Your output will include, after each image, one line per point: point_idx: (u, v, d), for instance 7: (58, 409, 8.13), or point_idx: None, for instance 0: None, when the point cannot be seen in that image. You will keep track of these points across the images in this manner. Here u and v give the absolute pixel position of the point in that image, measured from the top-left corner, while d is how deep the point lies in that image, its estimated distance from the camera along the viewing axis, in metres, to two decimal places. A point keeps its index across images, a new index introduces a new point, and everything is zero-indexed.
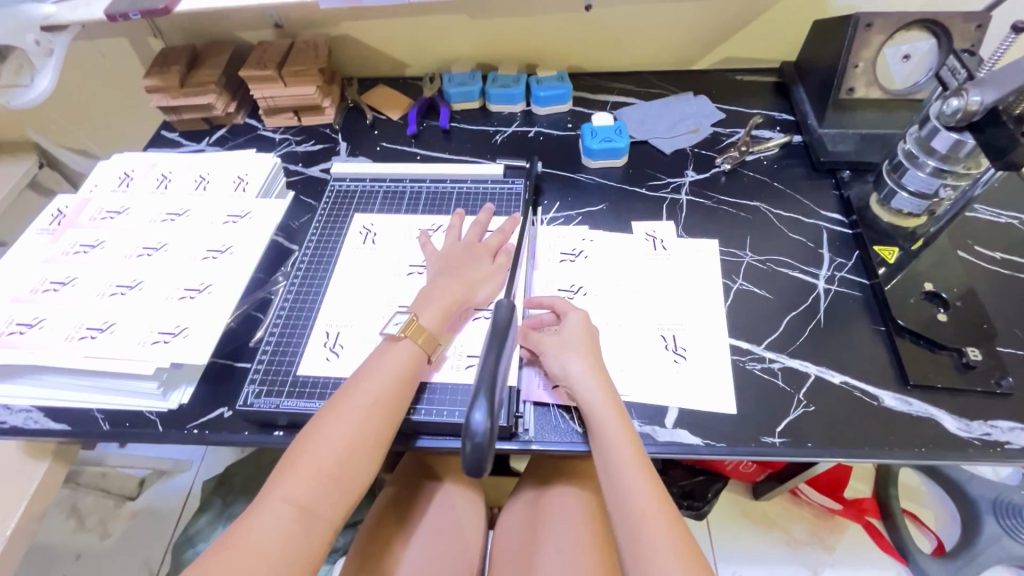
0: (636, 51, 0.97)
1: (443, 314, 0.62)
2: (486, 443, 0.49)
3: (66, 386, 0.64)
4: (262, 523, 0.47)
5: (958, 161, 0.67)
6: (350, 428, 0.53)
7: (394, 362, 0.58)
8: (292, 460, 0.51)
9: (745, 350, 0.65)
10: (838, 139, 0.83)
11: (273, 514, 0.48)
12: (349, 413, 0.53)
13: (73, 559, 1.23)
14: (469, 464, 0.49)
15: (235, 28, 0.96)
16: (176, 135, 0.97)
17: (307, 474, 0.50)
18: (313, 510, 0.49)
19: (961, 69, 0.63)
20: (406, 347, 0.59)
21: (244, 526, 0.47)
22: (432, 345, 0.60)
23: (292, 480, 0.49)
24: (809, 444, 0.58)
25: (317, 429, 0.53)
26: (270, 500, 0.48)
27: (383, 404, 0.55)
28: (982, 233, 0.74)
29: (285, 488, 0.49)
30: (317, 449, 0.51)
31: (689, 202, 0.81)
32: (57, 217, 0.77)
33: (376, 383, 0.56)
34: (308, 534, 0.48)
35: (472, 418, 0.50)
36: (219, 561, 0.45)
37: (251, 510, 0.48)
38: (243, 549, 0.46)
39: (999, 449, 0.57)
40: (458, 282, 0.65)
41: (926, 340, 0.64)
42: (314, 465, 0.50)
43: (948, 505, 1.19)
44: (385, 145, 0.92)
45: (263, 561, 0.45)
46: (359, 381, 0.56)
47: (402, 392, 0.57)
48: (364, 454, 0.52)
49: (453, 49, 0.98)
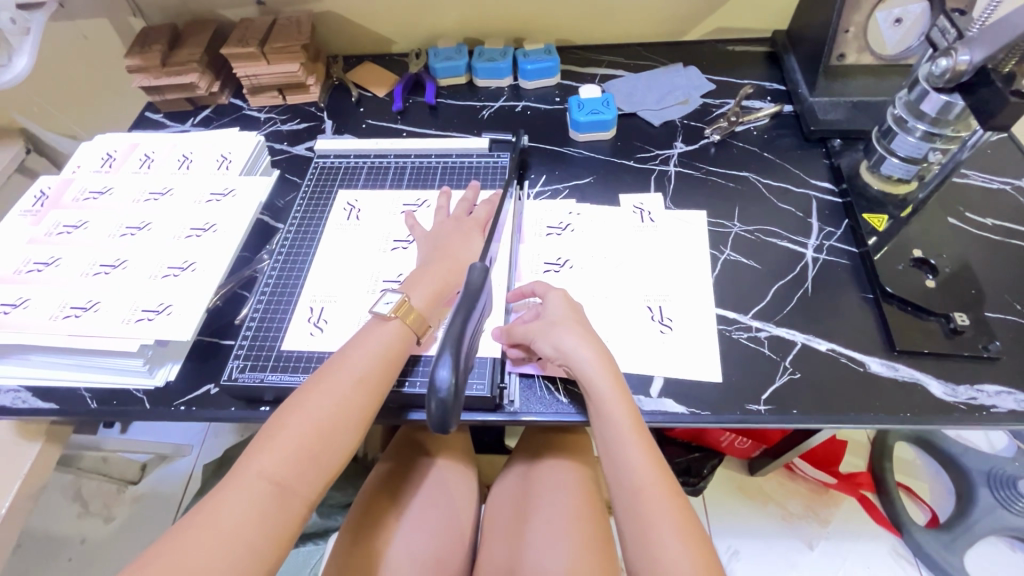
0: (624, 23, 0.95)
1: (434, 294, 0.62)
2: (450, 399, 0.50)
3: (53, 366, 0.64)
4: (237, 498, 0.47)
5: (947, 124, 0.65)
6: (332, 405, 0.53)
7: (380, 342, 0.58)
8: (271, 435, 0.51)
9: (731, 320, 0.65)
10: (828, 108, 0.81)
11: (250, 488, 0.48)
12: (329, 391, 0.53)
13: (77, 543, 1.25)
14: (435, 420, 0.50)
15: (216, 6, 0.94)
16: (160, 117, 0.96)
17: (284, 450, 0.50)
18: (289, 486, 0.49)
19: (951, 29, 0.62)
20: (395, 328, 0.59)
21: (221, 498, 0.47)
22: (421, 325, 0.60)
23: (269, 455, 0.50)
24: (795, 411, 0.58)
25: (298, 403, 0.53)
26: (245, 475, 0.48)
27: (367, 382, 0.55)
28: (974, 200, 0.73)
29: (261, 464, 0.49)
30: (296, 424, 0.51)
31: (678, 173, 0.80)
32: (39, 198, 0.76)
33: (361, 361, 0.56)
34: (283, 509, 0.48)
35: (436, 374, 0.50)
36: (193, 535, 0.45)
37: (227, 483, 0.48)
38: (218, 521, 0.46)
39: (985, 413, 0.57)
40: (449, 258, 0.64)
41: (914, 306, 0.63)
42: (292, 441, 0.50)
43: (943, 478, 1.20)
44: (370, 122, 0.91)
45: (236, 535, 0.45)
46: (344, 359, 0.56)
47: (388, 371, 0.57)
48: (344, 431, 0.53)
49: (438, 23, 0.96)
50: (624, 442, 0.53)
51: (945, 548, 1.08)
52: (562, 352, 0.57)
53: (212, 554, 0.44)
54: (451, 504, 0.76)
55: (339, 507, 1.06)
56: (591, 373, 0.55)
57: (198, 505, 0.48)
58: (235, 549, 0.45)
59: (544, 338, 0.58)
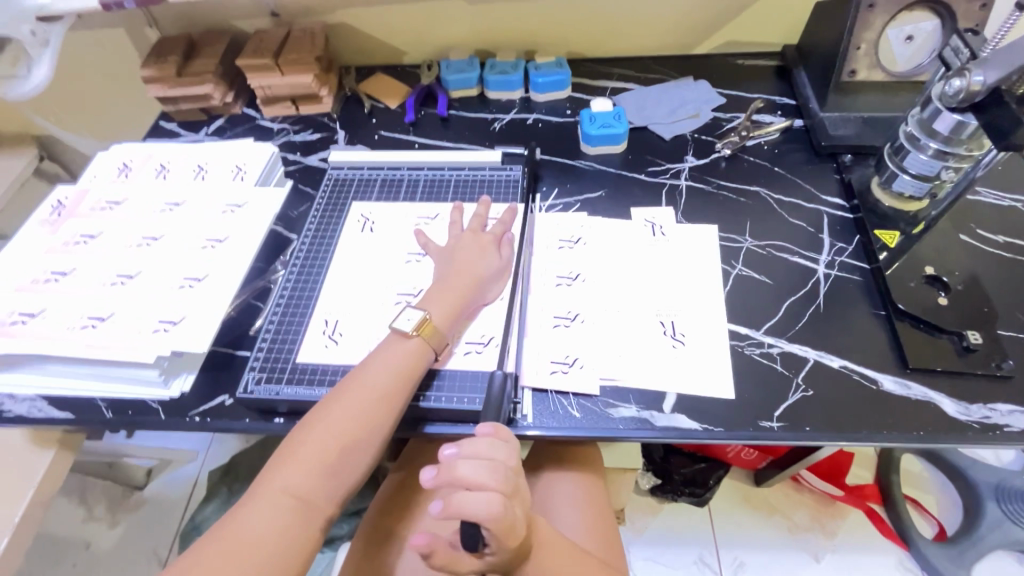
0: (635, 36, 0.96)
1: (452, 311, 0.62)
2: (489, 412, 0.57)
3: (69, 375, 0.65)
4: (260, 512, 0.48)
5: (960, 143, 0.66)
6: (352, 419, 0.53)
7: (400, 359, 0.58)
8: (292, 448, 0.52)
9: (743, 335, 0.65)
10: (839, 123, 0.82)
11: (273, 503, 0.48)
12: (349, 406, 0.54)
13: (83, 548, 1.25)
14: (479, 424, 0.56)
15: (231, 17, 0.95)
16: (174, 126, 0.97)
17: (306, 465, 0.50)
18: (310, 500, 0.49)
19: (964, 49, 0.62)
20: (416, 345, 0.59)
21: (244, 513, 0.48)
22: (441, 343, 0.60)
23: (290, 469, 0.50)
24: (808, 428, 0.58)
25: (320, 417, 0.53)
26: (268, 490, 0.49)
27: (387, 397, 0.55)
28: (985, 217, 0.73)
29: (283, 478, 0.50)
30: (317, 438, 0.52)
31: (689, 187, 0.80)
32: (57, 208, 0.77)
33: (382, 377, 0.56)
34: (304, 524, 0.49)
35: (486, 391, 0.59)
36: (217, 549, 0.46)
37: (249, 497, 0.49)
38: (240, 535, 0.47)
39: (998, 432, 0.57)
40: (467, 272, 0.65)
41: (927, 324, 0.63)
42: (313, 455, 0.51)
43: (950, 491, 1.19)
44: (383, 133, 0.92)
45: (259, 549, 0.46)
46: (364, 374, 0.56)
47: (407, 386, 0.57)
48: (364, 445, 0.53)
49: (451, 35, 0.97)
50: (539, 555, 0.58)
51: (953, 562, 1.08)
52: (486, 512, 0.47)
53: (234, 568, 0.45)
54: None
55: (347, 515, 1.06)
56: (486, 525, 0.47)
57: (222, 519, 0.49)
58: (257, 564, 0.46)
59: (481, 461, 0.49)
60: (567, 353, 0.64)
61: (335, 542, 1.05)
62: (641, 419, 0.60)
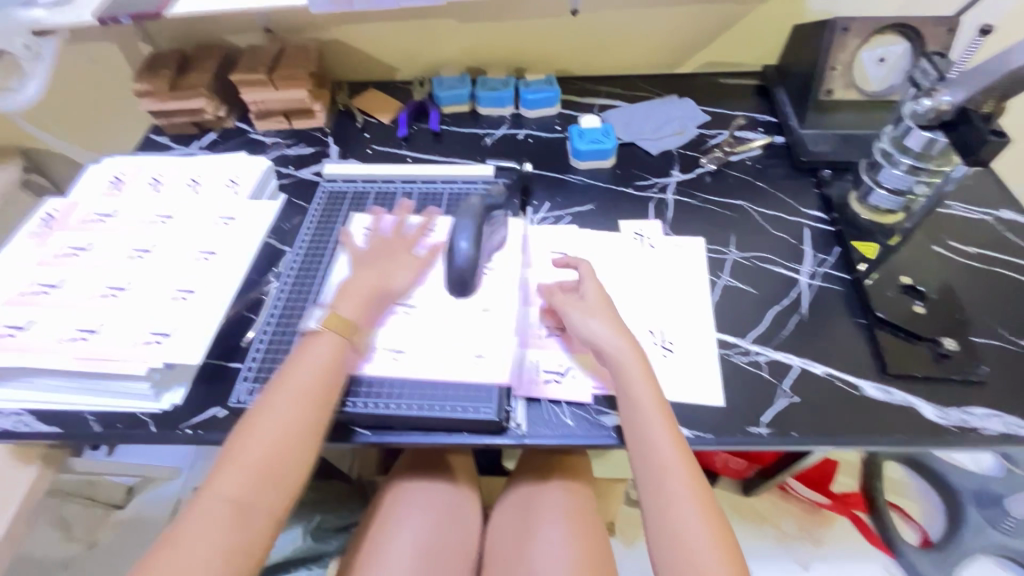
0: (622, 56, 0.99)
1: (361, 304, 0.63)
2: (466, 269, 0.62)
3: (57, 389, 0.64)
4: (200, 519, 0.49)
5: (931, 159, 0.69)
6: (279, 420, 0.54)
7: (317, 355, 0.58)
8: (227, 455, 0.52)
9: (730, 343, 0.67)
10: (817, 139, 0.85)
11: (208, 511, 0.49)
12: (279, 407, 0.54)
13: (61, 569, 1.21)
14: (452, 281, 0.63)
15: (226, 33, 0.97)
16: (165, 139, 0.97)
17: (238, 469, 0.51)
18: (247, 502, 0.50)
19: (932, 70, 0.66)
20: (329, 339, 0.59)
21: (183, 524, 0.49)
22: (353, 332, 0.61)
23: (224, 475, 0.51)
24: (794, 433, 0.60)
25: (251, 423, 0.54)
26: (207, 497, 0.50)
27: (311, 393, 0.56)
28: (957, 229, 0.77)
29: (219, 484, 0.50)
30: (247, 442, 0.52)
31: (675, 200, 0.83)
32: (46, 221, 0.76)
33: (302, 375, 0.56)
34: (246, 525, 0.50)
35: (457, 246, 0.62)
36: (160, 559, 0.47)
37: (189, 509, 0.50)
38: (181, 543, 0.48)
39: (976, 434, 0.59)
40: (375, 271, 0.66)
41: (905, 332, 0.66)
42: (244, 460, 0.52)
43: (933, 498, 1.22)
44: (376, 147, 0.93)
45: (199, 555, 0.47)
46: (289, 375, 0.57)
47: (330, 382, 0.57)
48: (296, 442, 0.53)
49: (443, 53, 0.99)
50: (645, 399, 0.57)
51: (939, 568, 1.09)
52: (595, 308, 0.64)
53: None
54: (453, 525, 0.76)
55: (336, 531, 1.04)
56: (621, 357, 0.59)
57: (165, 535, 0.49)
58: (203, 569, 0.47)
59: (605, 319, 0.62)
60: (560, 362, 0.65)
61: None
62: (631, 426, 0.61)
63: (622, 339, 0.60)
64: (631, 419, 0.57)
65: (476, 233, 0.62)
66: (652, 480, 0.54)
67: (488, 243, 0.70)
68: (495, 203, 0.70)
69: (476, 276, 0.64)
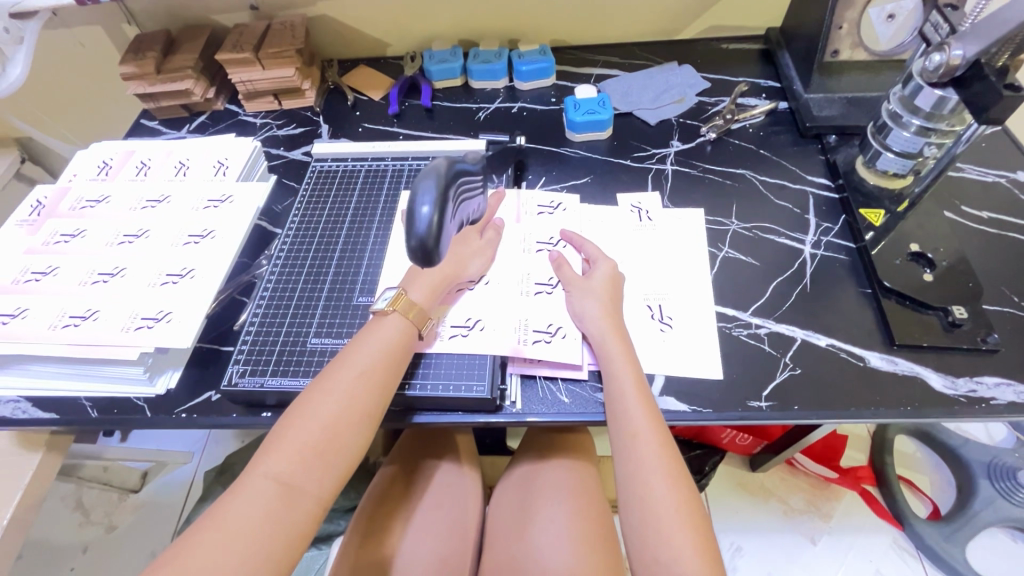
0: (619, 23, 0.95)
1: (433, 290, 0.61)
2: (430, 237, 0.48)
3: (52, 376, 0.64)
4: (248, 498, 0.46)
5: (942, 119, 0.65)
6: (338, 402, 0.52)
7: (382, 337, 0.57)
8: (278, 436, 0.50)
9: (731, 317, 0.65)
10: (824, 104, 0.82)
11: (258, 490, 0.47)
12: (337, 388, 0.52)
13: (80, 551, 1.24)
14: (414, 253, 0.49)
15: (211, 11, 0.94)
16: (155, 124, 0.96)
17: (292, 451, 0.49)
18: (299, 485, 0.48)
19: (943, 24, 0.62)
20: (394, 323, 0.58)
21: (228, 502, 0.47)
22: (422, 319, 0.59)
23: (275, 455, 0.49)
24: (796, 407, 0.58)
25: (304, 403, 0.52)
26: (255, 475, 0.48)
27: (370, 377, 0.54)
28: (970, 193, 0.73)
29: (272, 463, 0.48)
30: (301, 424, 0.50)
31: (674, 172, 0.80)
32: (36, 208, 0.76)
33: (363, 359, 0.55)
34: (292, 510, 0.47)
35: (418, 210, 0.49)
36: (204, 538, 0.44)
37: (236, 487, 0.48)
38: (227, 524, 0.45)
39: (985, 405, 0.57)
40: (448, 257, 0.64)
41: (912, 300, 0.63)
42: (298, 442, 0.49)
43: (943, 470, 1.20)
44: (367, 126, 0.91)
45: (245, 539, 0.45)
46: (348, 356, 0.55)
47: (392, 369, 0.55)
48: (352, 427, 0.51)
49: (434, 26, 0.96)
50: (629, 391, 0.55)
51: (949, 541, 1.08)
52: (592, 290, 0.62)
53: (223, 557, 0.43)
54: (452, 506, 0.76)
55: (342, 511, 1.05)
56: (602, 335, 0.59)
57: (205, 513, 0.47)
58: (248, 551, 0.44)
59: (596, 301, 0.61)
60: (550, 322, 0.63)
61: (329, 539, 1.04)
62: None
63: (610, 321, 0.60)
64: (610, 387, 0.57)
65: (441, 195, 0.49)
66: (630, 472, 0.52)
67: (463, 206, 0.57)
68: (471, 164, 0.56)
69: (444, 245, 0.51)
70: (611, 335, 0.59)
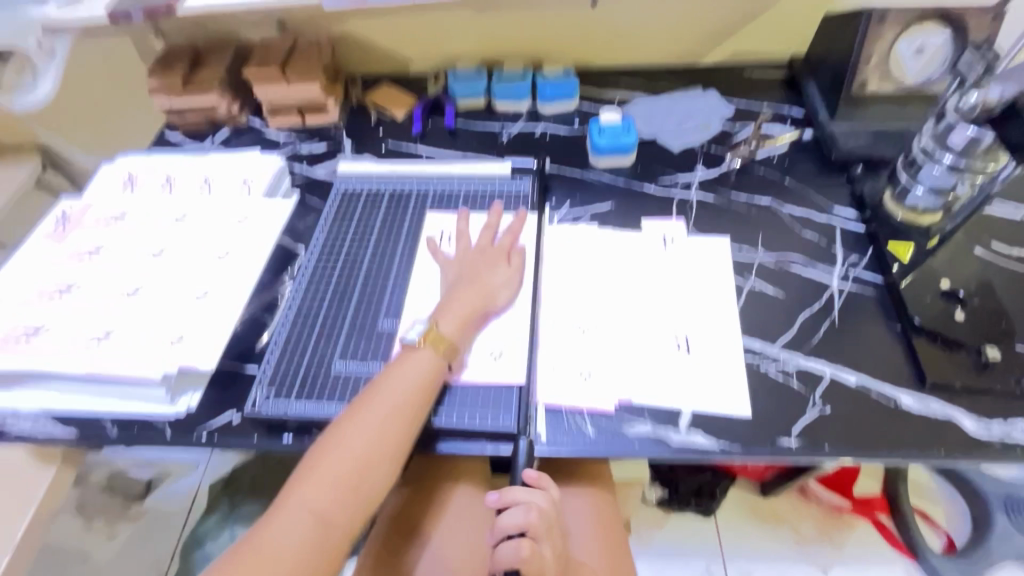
0: (644, 48, 0.96)
1: (462, 320, 0.61)
2: None
3: (73, 392, 0.63)
4: (280, 529, 0.47)
5: (975, 157, 0.66)
6: (370, 435, 0.52)
7: (413, 370, 0.57)
8: (309, 467, 0.50)
9: (758, 350, 0.65)
10: (849, 135, 0.80)
11: (290, 521, 0.47)
12: (368, 421, 0.52)
13: (82, 560, 1.23)
14: None
15: (238, 27, 0.95)
16: (179, 136, 0.96)
17: (325, 483, 0.49)
18: (330, 517, 0.48)
19: (978, 63, 0.62)
20: (426, 355, 0.58)
21: (260, 533, 0.47)
22: (452, 351, 0.59)
23: (307, 486, 0.49)
24: (826, 446, 0.57)
25: (335, 435, 0.52)
26: (287, 506, 0.48)
27: (402, 410, 0.54)
28: (998, 230, 0.73)
29: (303, 495, 0.48)
30: (334, 455, 0.50)
31: (699, 199, 0.80)
32: (61, 221, 0.76)
33: (395, 392, 0.55)
34: (324, 543, 0.47)
35: None
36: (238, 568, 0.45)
37: (268, 516, 0.48)
38: (261, 554, 0.46)
39: (1019, 450, 0.56)
40: (477, 288, 0.64)
41: (942, 339, 0.63)
42: (331, 473, 0.50)
43: (959, 502, 1.16)
44: (390, 144, 0.91)
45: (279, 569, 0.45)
46: (379, 388, 0.55)
47: (423, 401, 0.56)
48: (384, 459, 0.52)
49: (458, 47, 0.96)
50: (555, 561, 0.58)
51: None
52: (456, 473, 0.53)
53: None
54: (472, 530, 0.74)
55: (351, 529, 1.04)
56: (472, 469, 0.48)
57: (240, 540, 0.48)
58: None
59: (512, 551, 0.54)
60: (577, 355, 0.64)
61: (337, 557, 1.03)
62: (656, 436, 0.59)
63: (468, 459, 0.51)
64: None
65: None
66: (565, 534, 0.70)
67: None
68: None
69: None
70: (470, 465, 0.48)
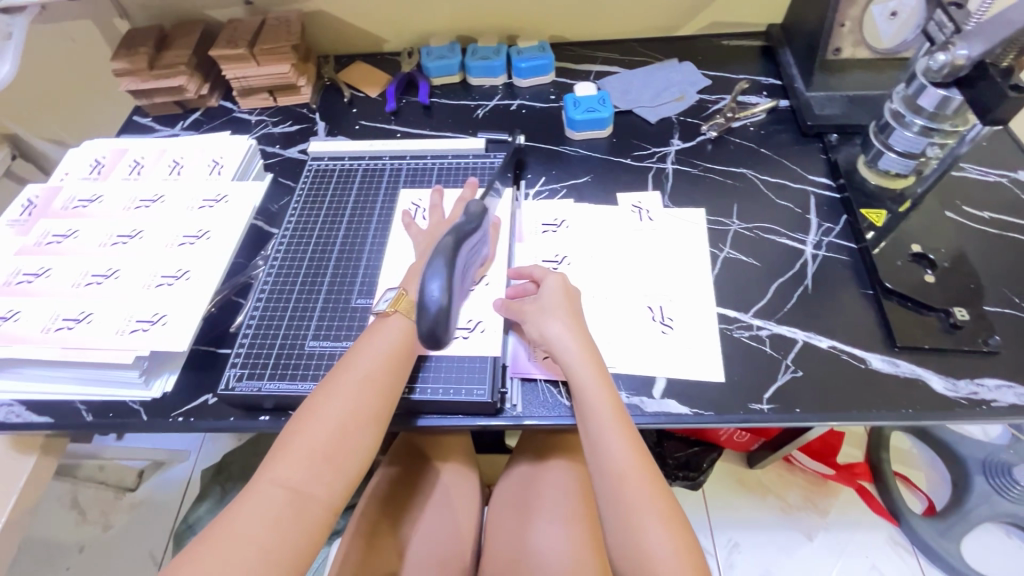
0: (619, 19, 0.94)
1: None
2: (439, 319, 0.51)
3: (46, 379, 0.63)
4: (255, 507, 0.46)
5: (946, 119, 0.65)
6: (344, 405, 0.52)
7: (386, 339, 0.57)
8: (284, 442, 0.50)
9: (732, 318, 0.65)
10: (825, 103, 0.81)
11: (265, 497, 0.47)
12: (341, 392, 0.52)
13: (76, 551, 1.23)
14: (424, 336, 0.52)
15: (204, 6, 0.92)
16: (148, 121, 0.94)
17: (300, 456, 0.49)
18: (306, 490, 0.48)
19: (948, 23, 0.61)
20: (399, 323, 0.58)
21: (234, 512, 0.46)
22: None
23: (282, 462, 0.48)
24: (798, 409, 0.58)
25: (309, 409, 0.52)
26: (263, 482, 0.47)
27: (375, 380, 0.54)
28: (971, 193, 0.73)
29: (278, 471, 0.48)
30: (309, 428, 0.50)
31: (675, 170, 0.79)
32: (28, 208, 0.75)
33: (367, 361, 0.55)
34: (301, 517, 0.47)
35: (428, 290, 0.52)
36: (210, 547, 0.44)
37: (242, 494, 0.47)
38: (237, 531, 0.45)
39: (986, 406, 0.57)
40: None
41: (914, 302, 0.63)
42: (306, 447, 0.49)
43: (938, 466, 1.20)
44: (364, 123, 0.90)
45: (253, 545, 0.44)
46: (353, 360, 0.55)
47: (398, 369, 0.56)
48: (360, 429, 0.52)
49: (431, 22, 0.95)
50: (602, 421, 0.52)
51: (943, 537, 1.09)
52: (555, 305, 0.58)
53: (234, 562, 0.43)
54: (457, 507, 0.75)
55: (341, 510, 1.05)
56: (577, 364, 0.55)
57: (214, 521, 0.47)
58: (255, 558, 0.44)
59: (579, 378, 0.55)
60: None
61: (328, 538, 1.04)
62: (631, 404, 0.59)
63: (580, 329, 0.57)
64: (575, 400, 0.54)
65: None
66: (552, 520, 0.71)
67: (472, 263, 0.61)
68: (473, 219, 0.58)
69: (450, 328, 0.53)
70: (584, 356, 0.55)
